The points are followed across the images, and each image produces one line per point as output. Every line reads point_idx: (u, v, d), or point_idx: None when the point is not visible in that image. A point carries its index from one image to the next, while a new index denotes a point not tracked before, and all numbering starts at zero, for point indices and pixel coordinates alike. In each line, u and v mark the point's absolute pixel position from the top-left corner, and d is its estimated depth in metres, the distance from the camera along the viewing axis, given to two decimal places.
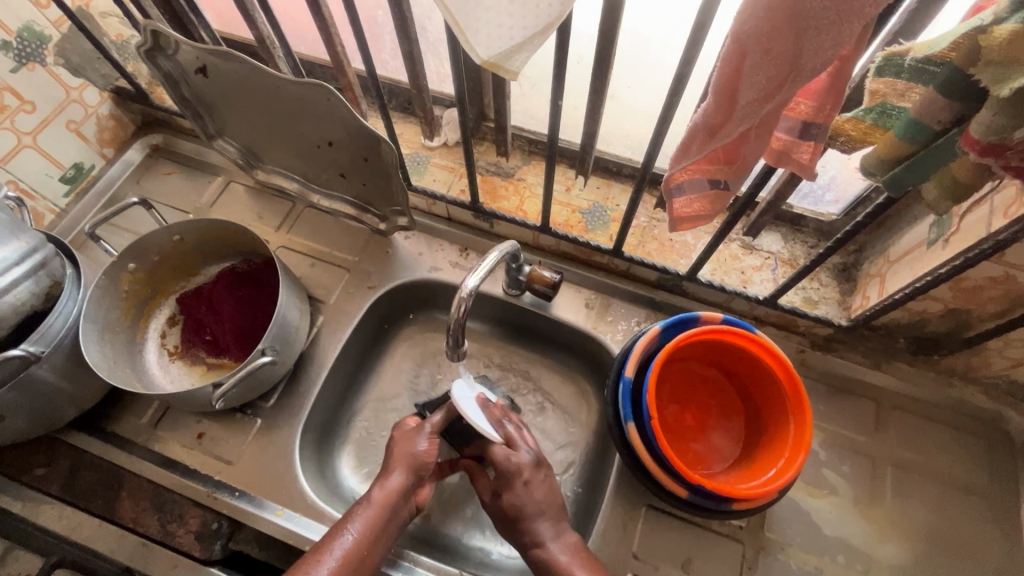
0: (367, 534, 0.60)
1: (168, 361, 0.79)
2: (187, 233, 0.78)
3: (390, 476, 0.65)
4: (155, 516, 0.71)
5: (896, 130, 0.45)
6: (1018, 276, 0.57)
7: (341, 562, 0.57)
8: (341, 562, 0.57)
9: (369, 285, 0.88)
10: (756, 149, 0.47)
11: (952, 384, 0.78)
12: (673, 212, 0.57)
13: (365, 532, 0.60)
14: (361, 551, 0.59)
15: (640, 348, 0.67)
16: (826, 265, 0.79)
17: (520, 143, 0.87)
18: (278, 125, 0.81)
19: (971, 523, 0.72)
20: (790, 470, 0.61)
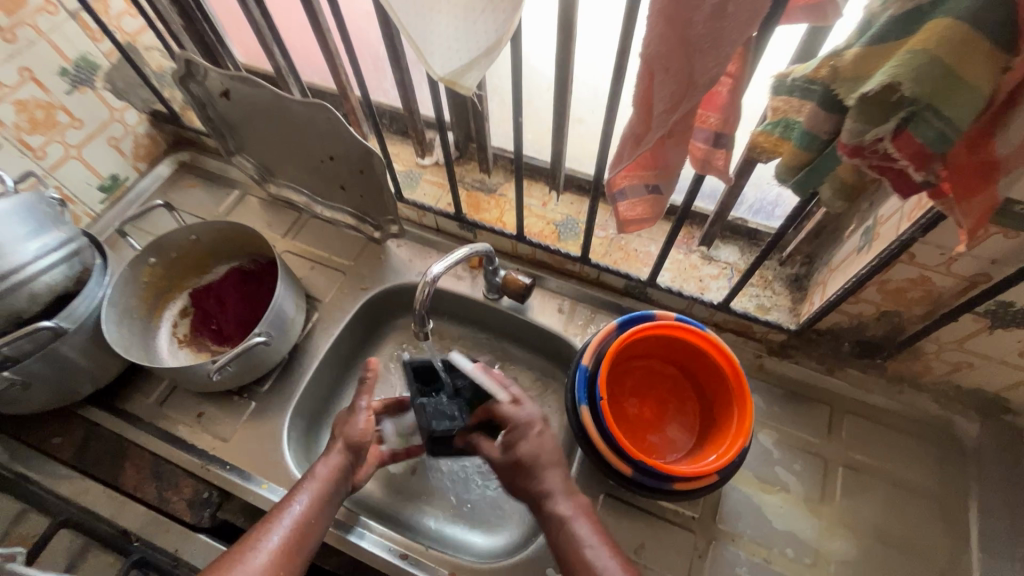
0: (315, 503, 0.66)
1: (178, 348, 0.88)
2: (202, 233, 0.88)
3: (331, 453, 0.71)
4: (153, 484, 0.78)
5: (795, 140, 0.52)
6: (932, 277, 0.62)
7: (293, 528, 0.63)
8: (292, 528, 0.63)
9: (362, 286, 0.97)
10: (678, 156, 0.55)
11: (903, 390, 0.82)
12: (619, 215, 0.65)
13: (314, 500, 0.66)
14: (310, 518, 0.65)
15: (597, 341, 0.74)
16: (779, 276, 0.86)
17: (502, 162, 0.97)
18: (289, 143, 0.93)
19: (921, 524, 0.75)
20: (729, 454, 0.66)
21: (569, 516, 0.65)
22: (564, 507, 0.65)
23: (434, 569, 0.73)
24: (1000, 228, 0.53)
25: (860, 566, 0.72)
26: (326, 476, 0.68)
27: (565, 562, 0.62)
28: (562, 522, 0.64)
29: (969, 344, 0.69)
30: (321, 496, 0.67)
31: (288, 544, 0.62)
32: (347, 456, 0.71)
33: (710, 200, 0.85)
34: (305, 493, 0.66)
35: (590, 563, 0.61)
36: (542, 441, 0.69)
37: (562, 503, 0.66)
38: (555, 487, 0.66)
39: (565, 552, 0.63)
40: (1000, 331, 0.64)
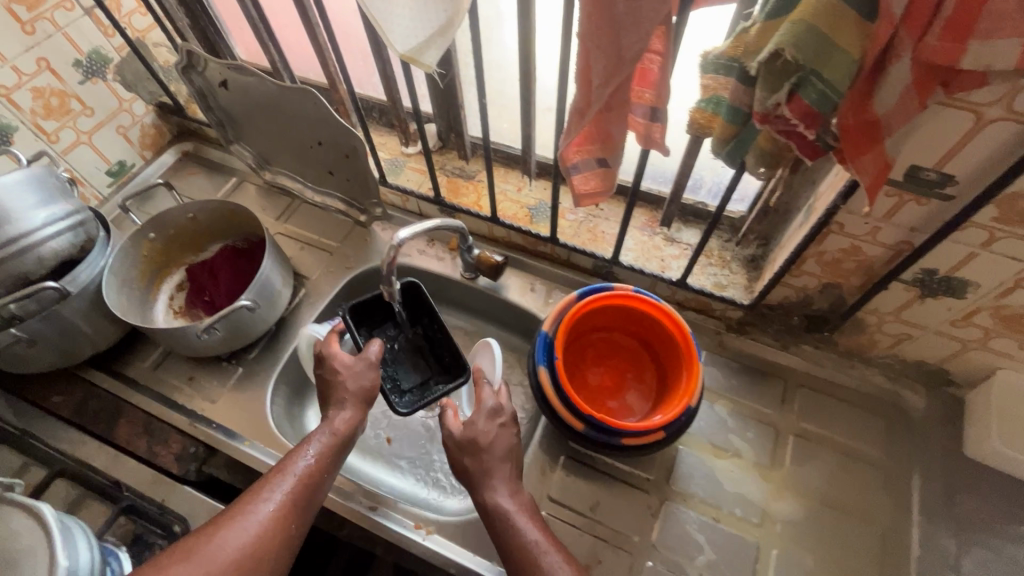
0: (325, 456, 0.67)
1: (173, 318, 0.95)
2: (199, 212, 0.95)
3: (343, 408, 0.72)
4: (144, 439, 0.84)
5: (721, 114, 0.58)
6: (862, 247, 0.67)
7: (303, 480, 0.64)
8: (303, 479, 0.64)
9: (347, 266, 1.03)
10: (619, 129, 0.61)
11: (854, 366, 0.86)
12: (574, 189, 0.71)
13: (325, 453, 0.67)
14: (318, 470, 0.66)
15: (558, 309, 0.79)
16: (736, 257, 0.91)
17: (480, 151, 1.03)
18: (282, 131, 1.00)
19: (865, 489, 0.78)
20: (675, 412, 0.71)
21: (511, 510, 0.64)
22: (508, 501, 0.65)
23: (402, 521, 0.78)
24: (912, 196, 0.58)
25: (805, 526, 0.76)
26: (341, 432, 0.69)
27: (508, 555, 0.61)
28: (505, 515, 0.63)
29: (904, 314, 0.74)
30: (332, 450, 0.68)
31: (295, 495, 0.63)
32: (357, 414, 0.72)
33: (666, 183, 0.91)
34: (316, 446, 0.67)
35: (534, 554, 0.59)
36: (497, 435, 0.69)
37: (505, 497, 0.65)
38: (496, 483, 0.66)
39: (508, 544, 0.61)
40: (929, 299, 0.69)
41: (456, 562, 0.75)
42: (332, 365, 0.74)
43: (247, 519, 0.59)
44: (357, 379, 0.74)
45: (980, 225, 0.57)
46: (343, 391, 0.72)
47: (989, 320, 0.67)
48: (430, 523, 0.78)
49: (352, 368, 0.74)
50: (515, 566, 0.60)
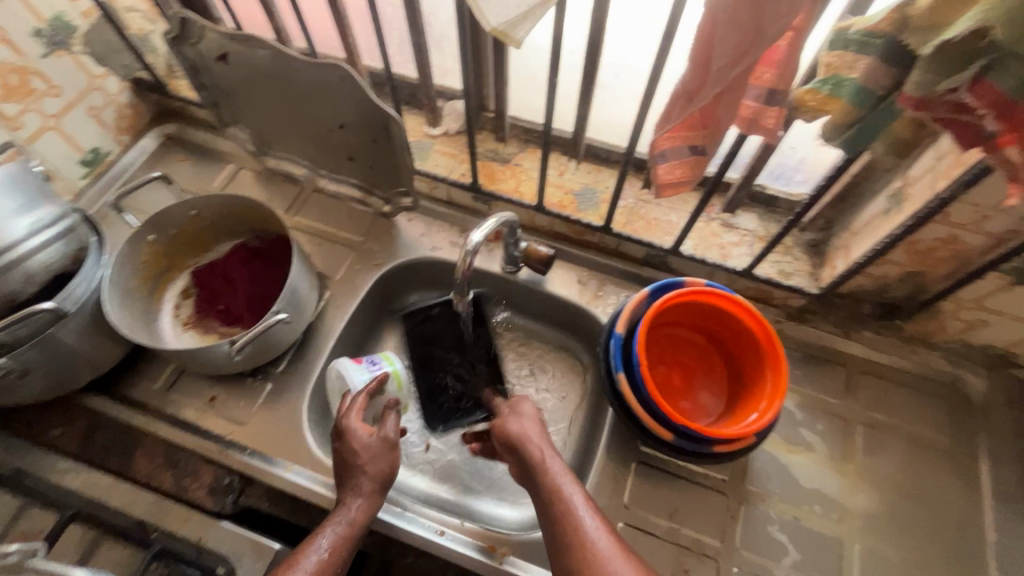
0: (340, 549, 0.60)
1: (182, 330, 0.84)
2: (204, 208, 0.83)
3: (360, 493, 0.64)
4: (169, 472, 0.74)
5: (846, 96, 0.52)
6: (961, 236, 0.65)
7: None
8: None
9: (373, 263, 0.94)
10: (728, 114, 0.54)
11: (916, 350, 0.84)
12: (657, 178, 0.63)
13: (340, 545, 0.60)
14: (330, 564, 0.59)
15: (629, 309, 0.73)
16: (797, 242, 0.87)
17: (516, 131, 0.94)
18: (293, 111, 0.88)
19: (938, 476, 0.77)
20: (768, 414, 0.66)
21: (577, 504, 0.62)
22: (573, 496, 0.63)
23: (473, 544, 0.72)
24: None
25: (883, 518, 0.75)
26: (358, 521, 0.63)
27: (567, 553, 0.59)
28: (566, 509, 0.61)
29: (986, 302, 0.71)
30: (343, 543, 0.60)
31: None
32: (378, 494, 0.65)
33: (738, 169, 0.84)
34: (330, 537, 0.60)
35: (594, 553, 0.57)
36: (528, 423, 0.71)
37: (570, 489, 0.63)
38: (563, 475, 0.65)
39: (566, 540, 0.59)
40: (1020, 288, 0.67)
41: (473, 558, 0.71)
42: (352, 447, 0.65)
43: None
44: (377, 462, 0.66)
45: None
46: (361, 475, 0.64)
47: None
48: (503, 542, 0.72)
49: (372, 449, 0.66)
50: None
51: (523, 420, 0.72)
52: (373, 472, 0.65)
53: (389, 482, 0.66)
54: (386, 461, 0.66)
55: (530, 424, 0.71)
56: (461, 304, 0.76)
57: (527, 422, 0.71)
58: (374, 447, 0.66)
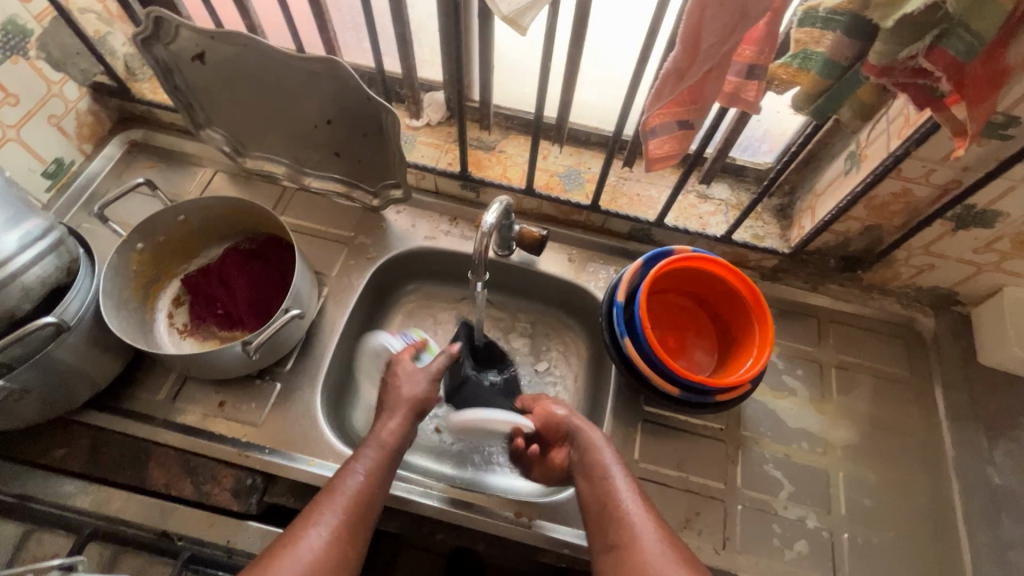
0: (375, 469, 0.67)
1: (180, 339, 0.82)
2: (191, 212, 0.81)
3: (393, 418, 0.73)
4: (188, 480, 0.73)
5: (816, 68, 0.58)
6: (912, 188, 0.73)
7: (354, 497, 0.64)
8: (353, 498, 0.64)
9: (368, 256, 0.95)
10: (715, 89, 0.60)
11: (874, 297, 0.94)
12: (648, 153, 0.68)
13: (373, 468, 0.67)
14: (368, 485, 0.65)
15: (627, 277, 0.78)
16: (767, 207, 0.94)
17: (498, 119, 0.97)
18: (274, 109, 0.87)
19: (903, 405, 0.87)
20: (761, 361, 0.73)
21: (616, 478, 0.68)
22: (613, 473, 0.68)
23: (500, 513, 0.75)
24: (977, 138, 0.63)
25: (861, 447, 0.84)
26: (387, 444, 0.70)
27: (606, 522, 0.65)
28: (607, 486, 0.67)
29: (933, 247, 0.81)
30: (379, 465, 0.68)
31: (348, 515, 0.62)
32: (411, 416, 0.74)
33: (711, 144, 0.90)
34: (365, 463, 0.67)
35: (630, 522, 0.64)
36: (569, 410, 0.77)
37: (611, 463, 0.69)
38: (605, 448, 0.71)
39: (608, 512, 0.66)
40: (961, 231, 0.76)
41: (502, 524, 0.74)
42: (397, 370, 0.78)
43: (299, 544, 0.59)
44: (412, 387, 0.76)
45: None
46: (397, 398, 0.75)
47: (1010, 245, 0.76)
48: (529, 508, 0.76)
49: (410, 376, 0.78)
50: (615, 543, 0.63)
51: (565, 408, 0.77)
52: (402, 401, 0.74)
53: (418, 406, 0.75)
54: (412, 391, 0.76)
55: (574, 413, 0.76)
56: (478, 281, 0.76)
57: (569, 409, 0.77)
58: (403, 393, 0.75)
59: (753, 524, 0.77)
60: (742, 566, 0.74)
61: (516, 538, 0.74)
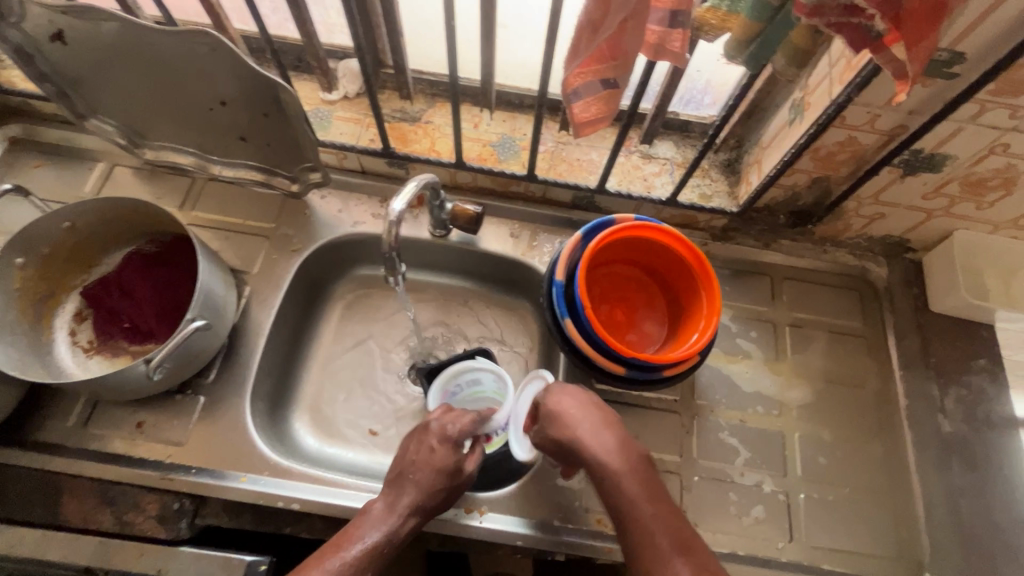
0: (370, 553, 0.61)
1: (86, 357, 0.75)
2: (78, 218, 0.72)
3: (414, 515, 0.64)
4: (107, 510, 0.69)
5: (746, 11, 0.51)
6: (858, 136, 0.69)
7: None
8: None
9: (292, 248, 0.87)
10: (635, 42, 0.53)
11: (826, 250, 0.91)
12: (574, 117, 0.61)
13: (376, 549, 0.61)
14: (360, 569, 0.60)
15: (567, 253, 0.73)
16: (714, 163, 0.89)
17: (421, 86, 0.89)
18: (162, 92, 0.77)
19: (857, 358, 0.86)
20: (709, 333, 0.70)
21: (623, 478, 0.63)
22: (618, 470, 0.63)
23: (521, 523, 0.72)
24: (921, 78, 0.59)
25: (816, 405, 0.82)
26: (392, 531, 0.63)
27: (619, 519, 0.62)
28: (614, 484, 0.63)
29: (882, 196, 0.78)
30: (373, 553, 0.61)
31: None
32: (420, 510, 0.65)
33: (650, 99, 0.84)
34: (364, 543, 0.61)
35: (642, 522, 0.60)
36: (576, 400, 0.68)
37: (615, 460, 0.64)
38: (604, 445, 0.65)
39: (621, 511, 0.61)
40: (909, 178, 0.73)
41: (520, 534, 0.71)
42: (450, 460, 0.67)
43: None
44: (450, 492, 0.67)
45: (975, 99, 0.60)
46: (435, 494, 0.65)
47: (958, 188, 0.73)
48: (480, 503, 0.73)
49: (450, 470, 0.66)
50: (630, 541, 0.60)
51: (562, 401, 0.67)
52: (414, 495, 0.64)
53: (440, 505, 0.67)
54: (440, 479, 0.66)
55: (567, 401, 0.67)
56: (393, 278, 0.70)
57: (574, 398, 0.68)
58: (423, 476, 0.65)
59: (710, 494, 0.76)
60: (700, 538, 0.73)
61: (534, 547, 0.72)
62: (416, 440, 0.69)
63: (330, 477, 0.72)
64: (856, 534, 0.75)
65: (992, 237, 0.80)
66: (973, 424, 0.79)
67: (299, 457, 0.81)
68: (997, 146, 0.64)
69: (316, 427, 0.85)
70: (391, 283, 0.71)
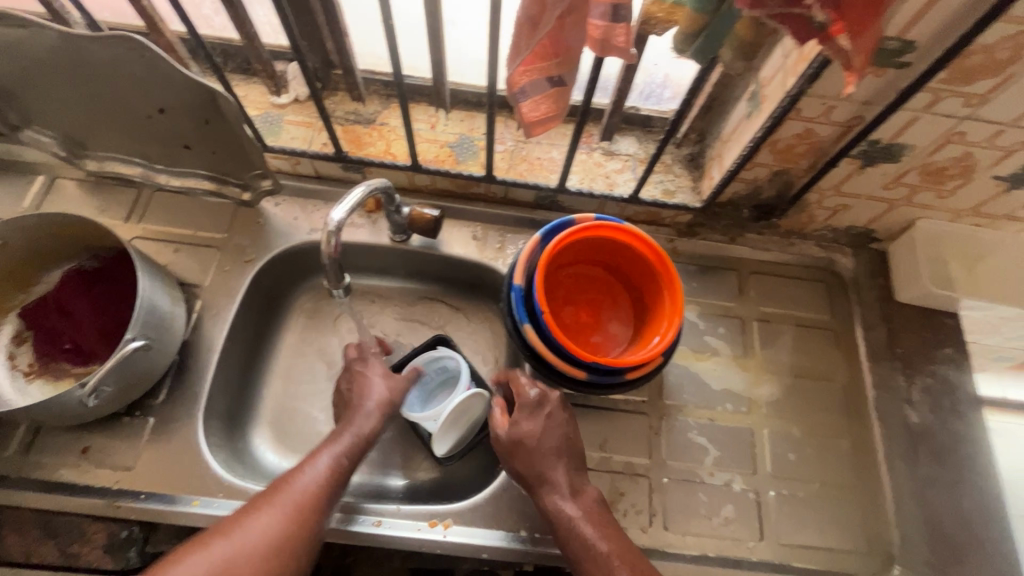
0: (348, 455, 0.65)
1: (26, 383, 0.72)
2: (11, 236, 0.69)
3: (371, 415, 0.69)
4: (51, 543, 0.68)
5: (691, 4, 0.49)
6: (815, 128, 0.68)
7: (313, 489, 0.61)
8: (312, 488, 0.61)
9: (245, 259, 0.84)
10: (578, 38, 0.51)
11: (793, 243, 0.90)
12: (523, 117, 0.59)
13: (350, 450, 0.65)
14: (339, 471, 0.64)
15: (525, 257, 0.71)
16: (677, 159, 0.88)
17: (375, 86, 0.86)
18: (96, 101, 0.73)
19: (826, 352, 0.85)
20: (671, 333, 0.68)
21: (573, 516, 0.64)
22: (568, 507, 0.64)
23: (487, 533, 0.70)
24: (872, 69, 0.58)
25: (785, 401, 0.81)
26: (363, 431, 0.67)
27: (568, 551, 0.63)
28: (565, 520, 0.63)
29: (844, 188, 0.77)
30: (352, 449, 0.66)
31: (318, 491, 0.61)
32: (382, 419, 0.69)
33: (607, 94, 0.82)
34: (342, 444, 0.66)
35: (592, 556, 0.61)
36: (545, 430, 0.68)
37: (566, 496, 0.65)
38: (558, 479, 0.66)
39: (572, 544, 0.62)
40: (869, 169, 0.72)
41: (485, 546, 0.70)
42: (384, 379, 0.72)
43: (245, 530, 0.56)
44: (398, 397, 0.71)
45: (928, 89, 0.59)
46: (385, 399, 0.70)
47: (917, 177, 0.72)
48: (444, 515, 0.71)
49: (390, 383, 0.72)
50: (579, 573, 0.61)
51: (529, 416, 0.68)
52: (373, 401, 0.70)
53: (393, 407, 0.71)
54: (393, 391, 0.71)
55: (529, 422, 0.68)
56: (338, 289, 0.70)
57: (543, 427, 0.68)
58: (378, 392, 0.70)
59: (679, 496, 0.75)
60: (671, 541, 0.72)
61: (502, 558, 0.70)
62: (349, 378, 0.73)
63: None
64: (826, 529, 0.75)
65: (954, 226, 0.80)
66: (939, 414, 0.79)
67: (257, 475, 0.78)
68: (953, 134, 0.64)
69: (277, 443, 0.82)
70: (338, 298, 0.72)
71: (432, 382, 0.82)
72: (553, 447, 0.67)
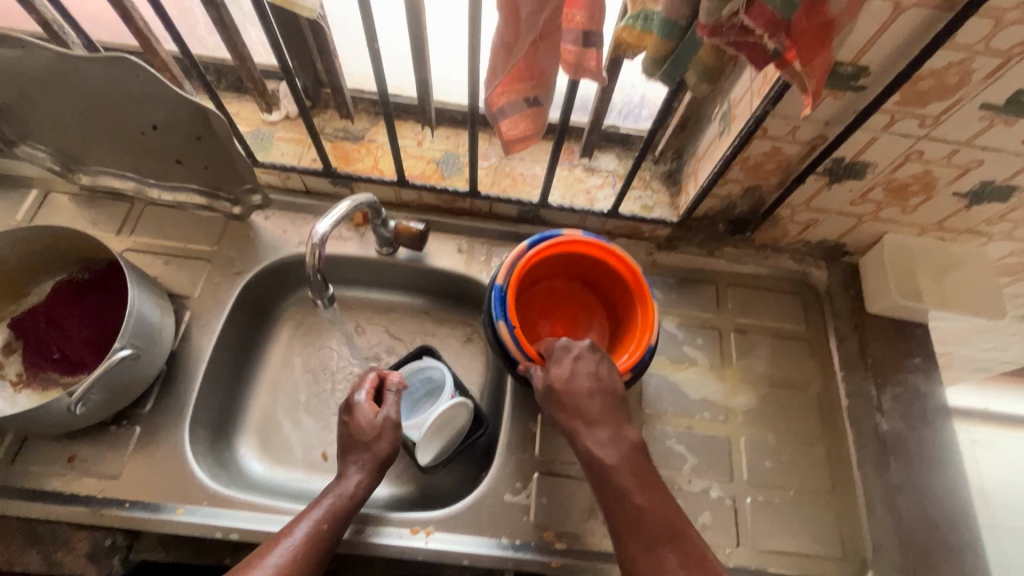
0: (333, 516, 0.64)
1: (13, 392, 0.73)
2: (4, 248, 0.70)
3: (360, 467, 0.69)
4: (34, 550, 0.69)
5: (656, 31, 0.53)
6: (782, 146, 0.71)
7: (296, 551, 0.60)
8: (294, 549, 0.60)
9: (233, 271, 0.86)
10: (552, 62, 0.54)
11: (768, 256, 0.93)
12: (503, 135, 0.62)
13: (335, 512, 0.65)
14: (324, 533, 0.63)
15: (505, 271, 0.73)
16: (655, 175, 0.91)
17: (363, 105, 0.89)
18: (91, 117, 0.75)
19: (801, 362, 0.87)
20: (638, 352, 0.71)
21: (610, 465, 0.61)
22: (606, 454, 0.62)
23: (470, 539, 0.71)
24: (831, 92, 0.61)
25: (761, 409, 0.84)
26: (351, 492, 0.67)
27: (603, 501, 0.61)
28: (602, 468, 0.61)
29: (814, 203, 0.80)
30: (338, 510, 0.65)
31: (300, 554, 0.60)
32: (369, 480, 0.69)
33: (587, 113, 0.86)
34: (329, 502, 0.65)
35: (629, 507, 0.59)
36: (581, 373, 0.66)
37: (603, 445, 0.63)
38: (596, 426, 0.64)
39: (607, 491, 0.60)
40: (836, 185, 0.75)
41: (466, 552, 0.71)
42: (376, 421, 0.71)
43: None
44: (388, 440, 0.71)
45: (885, 110, 0.62)
46: (378, 449, 0.70)
47: (882, 194, 0.75)
48: (427, 522, 0.72)
49: (377, 426, 0.71)
50: (614, 524, 0.59)
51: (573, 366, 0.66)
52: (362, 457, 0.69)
53: (383, 462, 0.70)
54: (382, 449, 0.70)
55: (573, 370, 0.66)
56: (321, 301, 0.72)
57: (578, 371, 0.67)
58: (368, 444, 0.70)
59: None
60: None
61: (483, 564, 0.71)
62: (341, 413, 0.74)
63: (268, 504, 0.70)
64: (801, 535, 0.76)
65: (920, 240, 0.84)
66: (910, 422, 0.82)
67: (241, 485, 0.79)
68: (912, 153, 0.67)
69: (263, 452, 0.83)
70: (322, 308, 0.74)
71: (416, 392, 0.84)
72: (592, 394, 0.65)
